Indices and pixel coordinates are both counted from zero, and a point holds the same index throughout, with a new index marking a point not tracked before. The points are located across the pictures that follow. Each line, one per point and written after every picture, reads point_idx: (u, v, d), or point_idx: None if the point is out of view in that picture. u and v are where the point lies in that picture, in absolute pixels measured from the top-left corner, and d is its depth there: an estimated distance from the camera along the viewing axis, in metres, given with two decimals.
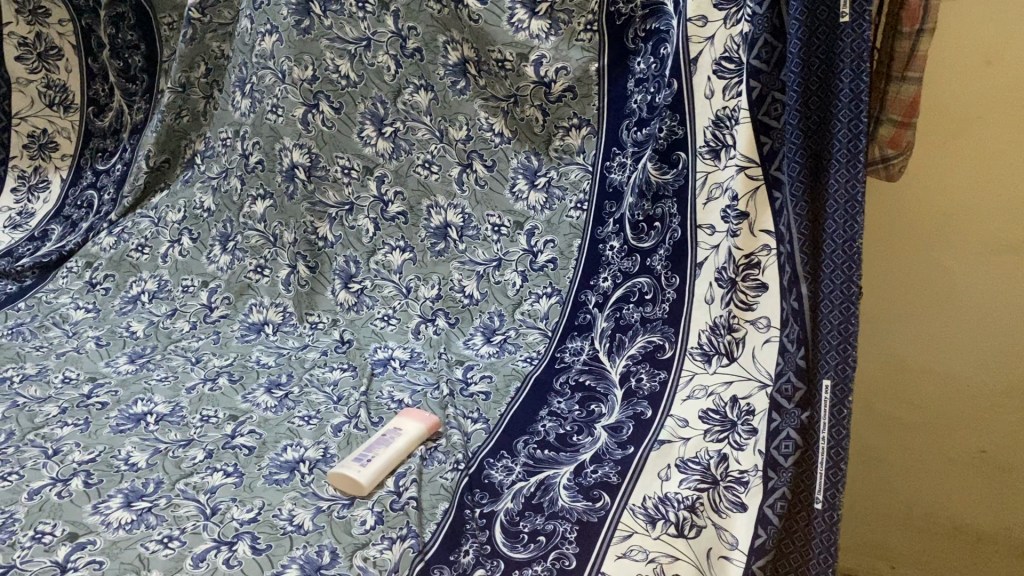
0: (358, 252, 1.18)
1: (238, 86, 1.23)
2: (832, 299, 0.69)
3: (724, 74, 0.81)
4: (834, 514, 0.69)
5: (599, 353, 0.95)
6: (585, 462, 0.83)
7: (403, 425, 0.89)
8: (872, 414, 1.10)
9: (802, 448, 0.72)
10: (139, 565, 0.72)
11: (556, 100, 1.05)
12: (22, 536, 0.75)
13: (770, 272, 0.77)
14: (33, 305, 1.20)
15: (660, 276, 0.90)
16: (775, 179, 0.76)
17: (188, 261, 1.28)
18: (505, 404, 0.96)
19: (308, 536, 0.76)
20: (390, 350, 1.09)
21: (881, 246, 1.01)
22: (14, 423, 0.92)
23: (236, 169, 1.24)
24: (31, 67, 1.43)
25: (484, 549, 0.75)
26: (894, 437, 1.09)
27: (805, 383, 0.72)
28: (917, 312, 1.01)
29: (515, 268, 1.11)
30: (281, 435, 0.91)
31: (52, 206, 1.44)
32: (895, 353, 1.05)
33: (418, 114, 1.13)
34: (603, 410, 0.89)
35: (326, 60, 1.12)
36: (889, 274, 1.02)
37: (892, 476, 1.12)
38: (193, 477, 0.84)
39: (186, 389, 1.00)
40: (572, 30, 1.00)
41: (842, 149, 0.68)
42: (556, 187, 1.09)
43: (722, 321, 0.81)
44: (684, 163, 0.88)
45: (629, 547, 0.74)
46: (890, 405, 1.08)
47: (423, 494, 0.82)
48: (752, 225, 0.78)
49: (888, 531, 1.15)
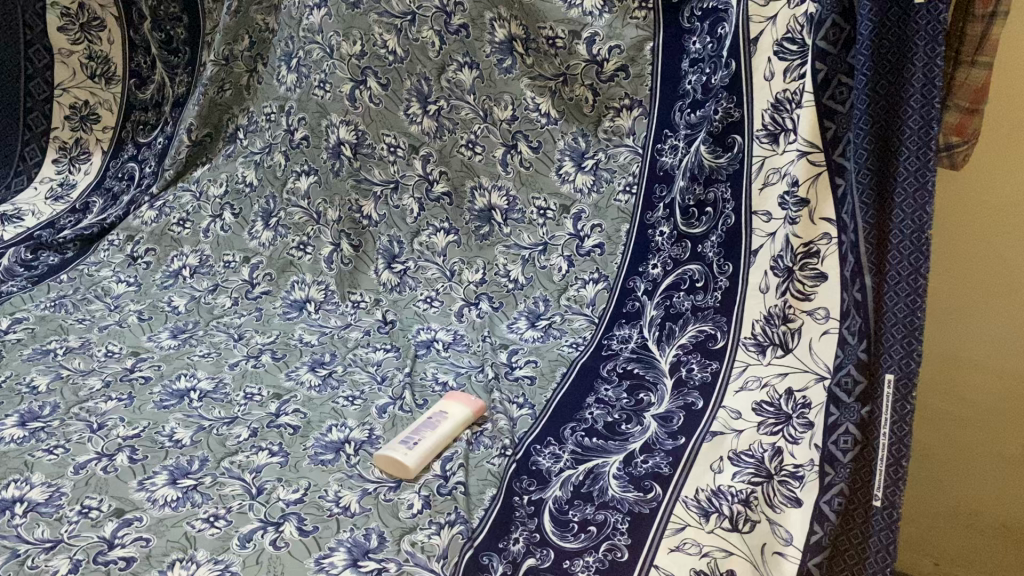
0: (402, 232, 1.16)
1: (284, 60, 1.22)
2: (898, 291, 0.67)
3: (785, 56, 0.79)
4: (894, 512, 0.67)
5: (648, 341, 0.93)
6: (635, 451, 0.81)
7: (449, 408, 0.87)
8: (918, 407, 1.07)
9: (861, 445, 0.69)
10: (186, 544, 0.71)
11: (608, 80, 1.03)
12: (69, 510, 0.75)
13: (829, 262, 0.74)
14: (76, 278, 1.20)
15: (711, 263, 0.88)
16: (839, 166, 0.73)
17: (230, 236, 1.27)
18: (551, 390, 0.94)
19: (356, 519, 0.75)
20: (433, 332, 1.07)
21: (953, 239, 0.96)
22: (59, 396, 0.92)
23: (280, 145, 1.23)
24: (73, 38, 1.42)
25: (534, 537, 0.74)
26: (943, 429, 1.06)
27: (866, 376, 0.69)
28: (987, 309, 0.97)
29: (561, 252, 1.09)
30: (326, 415, 0.90)
31: (93, 177, 1.45)
32: (959, 352, 1.01)
33: (462, 92, 1.11)
34: (652, 399, 0.87)
35: (373, 35, 1.10)
36: (958, 269, 0.97)
37: (945, 474, 1.08)
38: (238, 456, 0.83)
39: (229, 366, 0.99)
40: (628, 6, 0.99)
41: (913, 136, 0.66)
42: (604, 170, 1.07)
43: (778, 311, 0.79)
44: (739, 146, 0.86)
45: (682, 540, 0.72)
46: (950, 403, 1.04)
47: (470, 479, 0.81)
48: (812, 213, 0.76)
49: (931, 523, 1.12)
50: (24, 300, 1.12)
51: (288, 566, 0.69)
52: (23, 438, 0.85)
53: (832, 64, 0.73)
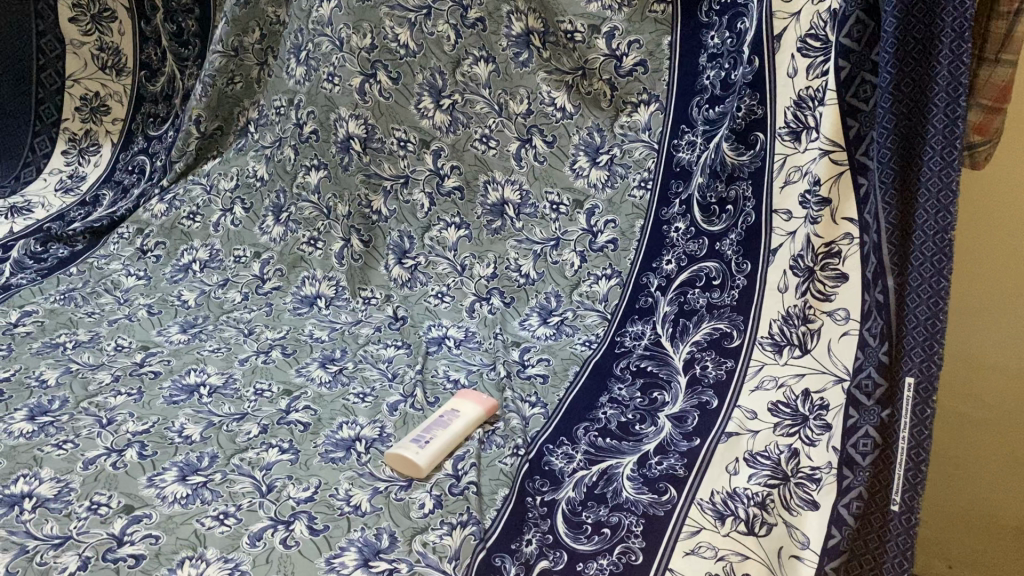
0: (413, 227, 1.15)
1: (293, 53, 1.20)
2: (919, 293, 0.65)
3: (809, 52, 0.78)
4: (912, 517, 0.64)
5: (661, 338, 0.92)
6: (649, 452, 0.80)
7: (461, 407, 0.86)
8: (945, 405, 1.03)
9: (881, 448, 0.68)
10: (196, 542, 0.71)
11: (626, 75, 1.03)
12: (78, 506, 0.74)
13: (851, 262, 0.73)
14: (85, 271, 1.19)
15: (729, 261, 0.87)
16: (861, 165, 0.72)
17: (240, 230, 1.26)
18: (564, 389, 0.93)
19: (366, 519, 0.74)
20: (444, 329, 1.06)
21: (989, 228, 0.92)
22: (68, 390, 0.91)
23: (290, 139, 1.22)
24: (85, 29, 1.43)
25: (547, 538, 0.73)
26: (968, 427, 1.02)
27: (886, 379, 0.68)
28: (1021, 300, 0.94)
29: (574, 248, 1.08)
30: (336, 412, 0.89)
31: (103, 169, 1.44)
32: (990, 347, 0.97)
33: (477, 86, 1.10)
34: (666, 398, 0.86)
35: (385, 28, 1.09)
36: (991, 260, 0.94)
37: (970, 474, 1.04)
38: (248, 453, 0.82)
39: (239, 361, 0.99)
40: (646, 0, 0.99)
41: (937, 135, 0.64)
42: (619, 165, 1.06)
43: (797, 311, 0.78)
44: (761, 144, 0.85)
45: (697, 543, 0.71)
46: (978, 401, 1.00)
47: (482, 479, 0.80)
48: (834, 212, 0.74)
49: (946, 529, 1.08)
50: (34, 293, 1.12)
51: (299, 566, 0.69)
52: (32, 433, 0.84)
53: (856, 62, 0.72)
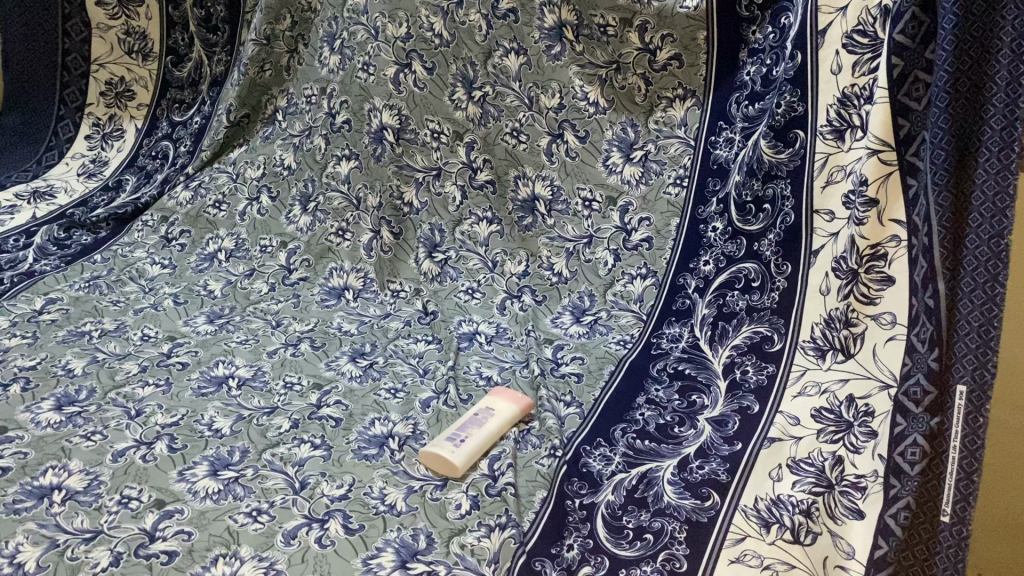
0: (444, 220, 1.13)
1: (327, 41, 1.19)
2: (972, 299, 0.64)
3: (855, 49, 0.77)
4: (964, 529, 0.63)
5: (700, 341, 0.90)
6: (689, 456, 0.78)
7: (496, 405, 0.85)
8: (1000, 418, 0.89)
9: (930, 456, 0.65)
10: (229, 539, 0.69)
11: (661, 69, 1.02)
12: (108, 500, 0.73)
13: (898, 265, 0.71)
14: (109, 259, 1.17)
15: (769, 262, 0.86)
16: (912, 166, 0.70)
17: (267, 219, 1.24)
18: (599, 388, 0.91)
19: (402, 518, 0.73)
20: (475, 324, 1.04)
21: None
22: (95, 380, 0.90)
23: (320, 128, 1.20)
24: (111, 12, 1.41)
25: (587, 543, 0.71)
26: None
27: (935, 387, 0.66)
28: None
29: (607, 246, 1.06)
30: (368, 408, 0.88)
31: (126, 154, 1.43)
32: None
33: (507, 78, 1.08)
34: (705, 402, 0.84)
35: (420, 17, 1.08)
36: None
37: None
38: (280, 448, 0.81)
39: (267, 354, 0.97)
40: None
41: (995, 137, 0.63)
42: (653, 162, 1.05)
43: (840, 315, 0.76)
44: (801, 142, 0.83)
45: (742, 551, 0.69)
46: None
47: (519, 480, 0.78)
48: (881, 213, 0.72)
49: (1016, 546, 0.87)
50: (58, 280, 1.10)
51: (335, 565, 0.67)
52: (60, 423, 0.83)
53: (909, 59, 0.69)
